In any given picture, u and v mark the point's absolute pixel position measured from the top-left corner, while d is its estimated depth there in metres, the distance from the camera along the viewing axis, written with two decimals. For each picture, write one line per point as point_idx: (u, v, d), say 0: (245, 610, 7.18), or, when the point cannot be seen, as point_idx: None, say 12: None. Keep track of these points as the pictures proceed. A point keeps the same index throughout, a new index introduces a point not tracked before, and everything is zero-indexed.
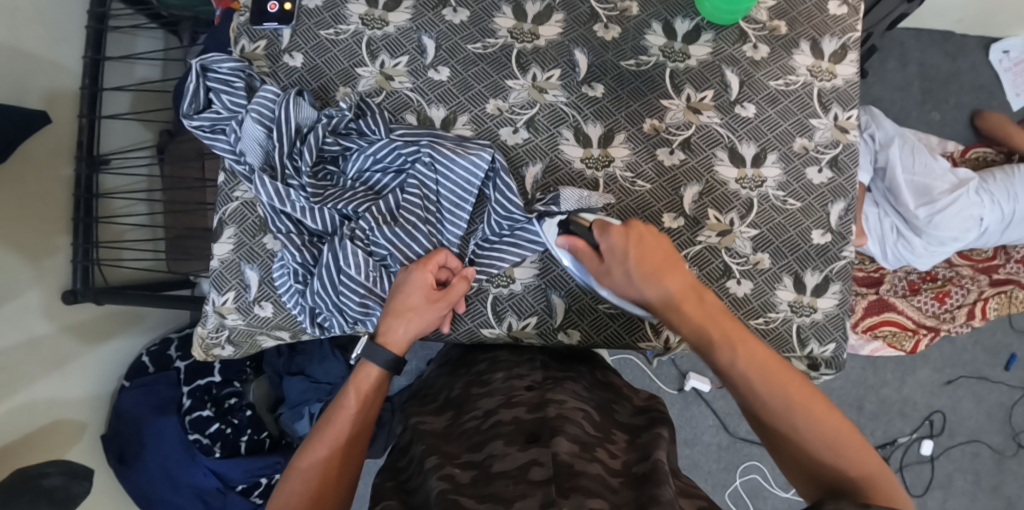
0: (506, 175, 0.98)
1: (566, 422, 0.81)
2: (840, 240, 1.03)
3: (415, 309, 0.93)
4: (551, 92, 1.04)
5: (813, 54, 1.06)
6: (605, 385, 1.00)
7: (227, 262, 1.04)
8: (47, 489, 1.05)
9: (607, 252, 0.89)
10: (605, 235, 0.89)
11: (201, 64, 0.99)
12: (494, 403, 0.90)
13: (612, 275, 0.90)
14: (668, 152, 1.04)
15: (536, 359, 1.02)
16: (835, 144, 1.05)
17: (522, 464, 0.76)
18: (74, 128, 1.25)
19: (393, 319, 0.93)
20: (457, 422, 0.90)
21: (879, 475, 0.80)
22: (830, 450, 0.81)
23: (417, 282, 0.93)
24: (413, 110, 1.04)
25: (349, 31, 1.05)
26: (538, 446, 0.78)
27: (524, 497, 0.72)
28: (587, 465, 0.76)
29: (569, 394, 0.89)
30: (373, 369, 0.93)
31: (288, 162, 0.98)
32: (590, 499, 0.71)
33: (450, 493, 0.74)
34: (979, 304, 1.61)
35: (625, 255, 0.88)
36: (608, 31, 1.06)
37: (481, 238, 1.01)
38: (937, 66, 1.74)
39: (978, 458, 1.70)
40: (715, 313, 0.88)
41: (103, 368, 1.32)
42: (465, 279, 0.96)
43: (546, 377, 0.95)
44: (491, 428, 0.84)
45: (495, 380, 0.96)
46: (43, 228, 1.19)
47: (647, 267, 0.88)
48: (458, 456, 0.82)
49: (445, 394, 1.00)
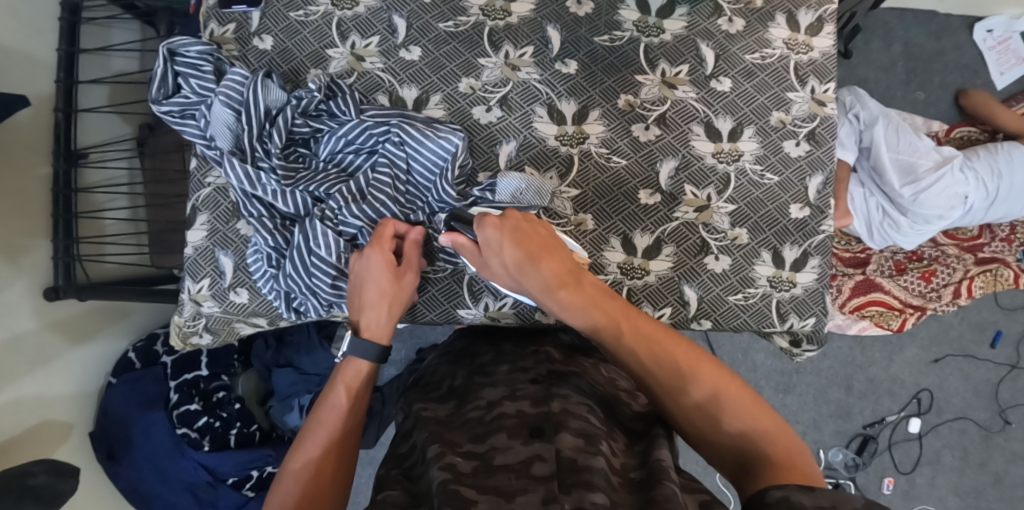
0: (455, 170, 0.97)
1: (569, 417, 0.81)
2: (819, 215, 1.03)
3: (388, 293, 0.92)
4: (524, 69, 1.03)
5: (789, 27, 1.05)
6: (607, 384, 0.94)
7: (201, 249, 1.02)
8: (31, 488, 1.03)
9: (484, 246, 0.88)
10: (480, 226, 0.88)
11: (168, 48, 0.97)
12: (497, 393, 0.88)
13: (493, 269, 0.90)
14: (643, 128, 1.03)
15: (541, 351, 0.97)
16: (812, 118, 1.04)
17: (524, 458, 0.77)
18: (50, 123, 1.22)
19: (372, 312, 0.92)
20: (460, 411, 0.89)
21: (777, 435, 0.79)
22: (726, 419, 0.80)
23: (380, 267, 0.92)
24: (385, 91, 1.03)
25: (320, 12, 1.03)
26: (541, 441, 0.78)
27: (525, 492, 0.72)
28: (592, 459, 0.76)
29: (574, 389, 0.87)
30: (362, 364, 0.93)
31: (258, 145, 0.97)
32: (592, 493, 0.72)
33: (451, 482, 0.74)
34: (965, 282, 1.62)
35: (500, 247, 0.88)
36: (581, 6, 1.04)
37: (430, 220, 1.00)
38: (921, 44, 1.74)
39: (966, 434, 1.70)
40: (596, 297, 0.89)
41: (88, 365, 1.31)
42: (414, 242, 0.95)
43: (551, 370, 0.92)
44: (495, 420, 0.83)
45: (498, 371, 0.94)
46: (19, 225, 1.17)
47: (524, 255, 0.88)
48: (461, 444, 0.82)
49: (448, 382, 0.98)
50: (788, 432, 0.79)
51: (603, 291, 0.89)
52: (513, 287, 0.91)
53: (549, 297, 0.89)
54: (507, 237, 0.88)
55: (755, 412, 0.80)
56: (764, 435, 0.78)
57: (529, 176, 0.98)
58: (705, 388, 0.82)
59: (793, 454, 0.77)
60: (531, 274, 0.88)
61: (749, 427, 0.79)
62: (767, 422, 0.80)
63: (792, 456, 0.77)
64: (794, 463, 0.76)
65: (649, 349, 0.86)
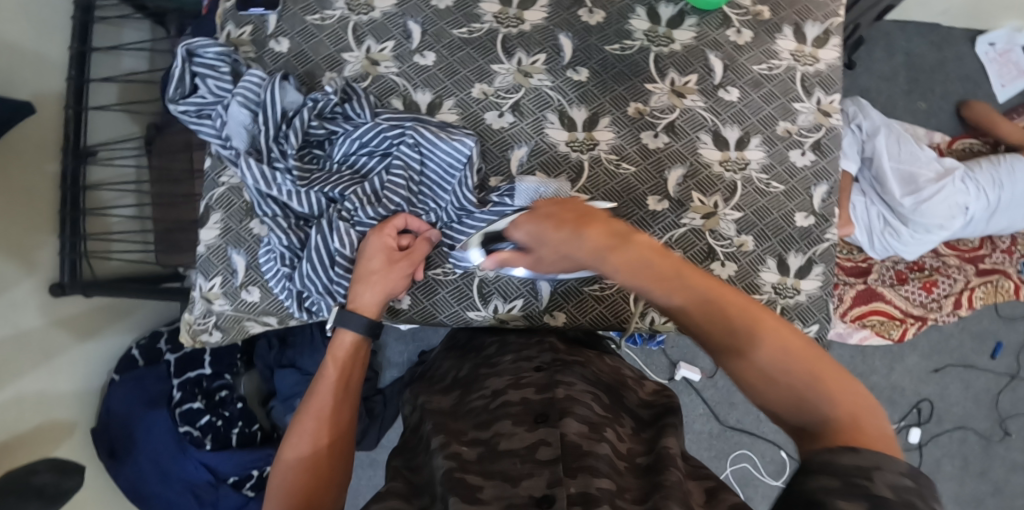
0: (471, 174, 0.99)
1: (575, 403, 0.82)
2: (824, 223, 1.04)
3: (378, 272, 0.94)
4: (536, 76, 1.05)
5: (795, 39, 1.07)
6: (612, 372, 0.97)
7: (213, 248, 1.04)
8: (36, 487, 1.05)
9: (527, 241, 0.89)
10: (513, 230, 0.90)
11: (187, 49, 0.99)
12: (502, 382, 0.89)
13: (543, 257, 0.89)
14: (652, 135, 1.05)
15: (545, 341, 0.99)
16: (818, 128, 1.06)
17: (530, 443, 0.79)
18: (60, 121, 1.24)
19: (360, 285, 0.94)
20: (464, 401, 0.91)
21: (849, 404, 0.73)
22: (792, 388, 0.74)
23: (377, 247, 0.94)
24: (399, 95, 1.04)
25: (336, 17, 1.05)
26: (546, 426, 0.80)
27: (530, 476, 0.75)
28: (596, 446, 0.78)
29: (578, 376, 0.89)
30: (348, 335, 0.93)
31: (274, 145, 0.98)
32: (598, 479, 0.74)
33: (456, 471, 0.76)
34: (965, 293, 1.65)
35: (541, 235, 0.87)
36: (592, 16, 1.06)
37: (443, 223, 1.02)
38: (925, 57, 1.76)
39: (966, 444, 1.71)
40: (644, 257, 0.82)
41: (91, 362, 1.31)
42: (427, 240, 0.98)
43: (555, 358, 0.94)
44: (499, 408, 0.85)
45: (503, 361, 0.96)
46: (30, 221, 1.18)
47: (563, 235, 0.86)
48: (465, 432, 0.84)
49: (454, 373, 1.00)
50: (861, 403, 0.73)
51: (656, 251, 0.82)
52: (569, 264, 0.90)
53: (600, 262, 0.85)
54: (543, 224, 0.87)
55: (824, 376, 0.74)
56: (828, 392, 0.73)
57: (545, 179, 1.01)
58: (760, 348, 0.76)
59: (861, 415, 0.72)
60: (573, 250, 0.86)
61: (813, 389, 0.74)
62: (832, 380, 0.74)
63: (858, 424, 0.71)
64: (862, 438, 0.70)
65: (705, 310, 0.79)
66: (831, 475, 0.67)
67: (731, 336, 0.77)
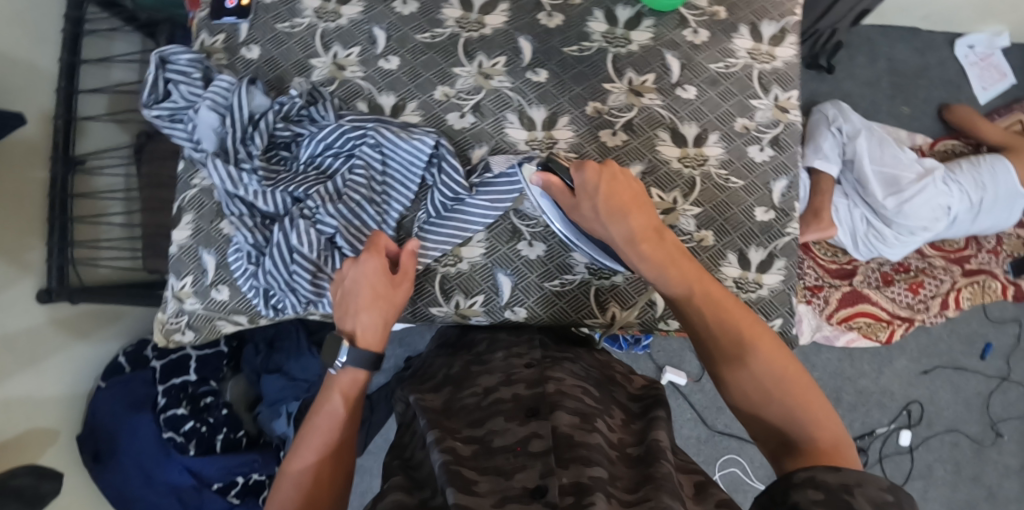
0: (450, 157, 1.02)
1: (565, 397, 0.84)
2: (784, 218, 1.06)
3: (385, 296, 0.95)
4: (496, 78, 1.08)
5: (752, 38, 1.09)
6: (601, 366, 1.01)
7: (185, 248, 1.06)
8: (15, 489, 1.06)
9: (580, 188, 0.91)
10: (578, 169, 0.91)
11: (160, 56, 1.03)
12: (493, 381, 0.92)
13: (581, 211, 0.92)
14: (611, 133, 1.07)
15: (534, 337, 1.03)
16: (776, 124, 1.08)
17: (521, 437, 0.80)
18: (50, 130, 1.27)
19: (367, 315, 0.94)
20: (455, 399, 0.92)
21: (828, 427, 0.79)
22: (778, 397, 0.81)
23: (377, 272, 0.94)
24: (365, 98, 1.07)
25: (304, 24, 1.09)
26: (537, 420, 0.81)
27: (524, 469, 0.76)
28: (588, 436, 0.79)
29: (567, 372, 0.91)
30: (360, 372, 0.94)
31: (241, 147, 1.01)
32: (590, 468, 0.75)
33: (453, 464, 0.77)
34: (953, 293, 1.66)
35: (596, 193, 0.90)
36: (552, 19, 1.09)
37: (423, 220, 1.04)
38: (905, 61, 1.78)
39: (957, 448, 1.70)
40: (672, 255, 0.89)
41: (79, 368, 1.33)
42: (410, 252, 0.98)
43: (545, 355, 0.97)
44: (491, 405, 0.87)
45: (493, 359, 0.98)
46: (17, 226, 1.21)
47: (613, 208, 0.90)
48: (459, 430, 0.85)
49: (444, 372, 1.01)
50: (839, 429, 0.80)
51: (681, 251, 0.90)
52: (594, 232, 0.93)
53: (629, 248, 0.90)
54: (603, 184, 0.90)
55: (807, 394, 0.81)
56: (808, 415, 0.80)
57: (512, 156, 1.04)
58: (761, 360, 0.82)
59: (835, 437, 0.79)
60: (615, 224, 0.90)
61: (798, 405, 0.80)
62: (818, 408, 0.81)
63: (832, 447, 0.78)
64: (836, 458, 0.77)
65: (719, 314, 0.85)
66: (818, 488, 0.69)
67: (736, 343, 0.83)
